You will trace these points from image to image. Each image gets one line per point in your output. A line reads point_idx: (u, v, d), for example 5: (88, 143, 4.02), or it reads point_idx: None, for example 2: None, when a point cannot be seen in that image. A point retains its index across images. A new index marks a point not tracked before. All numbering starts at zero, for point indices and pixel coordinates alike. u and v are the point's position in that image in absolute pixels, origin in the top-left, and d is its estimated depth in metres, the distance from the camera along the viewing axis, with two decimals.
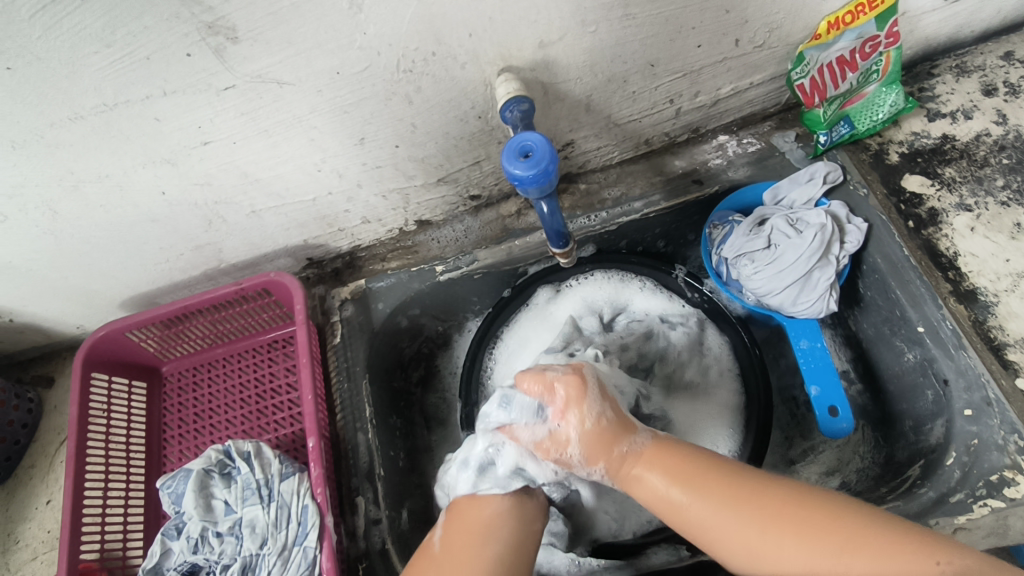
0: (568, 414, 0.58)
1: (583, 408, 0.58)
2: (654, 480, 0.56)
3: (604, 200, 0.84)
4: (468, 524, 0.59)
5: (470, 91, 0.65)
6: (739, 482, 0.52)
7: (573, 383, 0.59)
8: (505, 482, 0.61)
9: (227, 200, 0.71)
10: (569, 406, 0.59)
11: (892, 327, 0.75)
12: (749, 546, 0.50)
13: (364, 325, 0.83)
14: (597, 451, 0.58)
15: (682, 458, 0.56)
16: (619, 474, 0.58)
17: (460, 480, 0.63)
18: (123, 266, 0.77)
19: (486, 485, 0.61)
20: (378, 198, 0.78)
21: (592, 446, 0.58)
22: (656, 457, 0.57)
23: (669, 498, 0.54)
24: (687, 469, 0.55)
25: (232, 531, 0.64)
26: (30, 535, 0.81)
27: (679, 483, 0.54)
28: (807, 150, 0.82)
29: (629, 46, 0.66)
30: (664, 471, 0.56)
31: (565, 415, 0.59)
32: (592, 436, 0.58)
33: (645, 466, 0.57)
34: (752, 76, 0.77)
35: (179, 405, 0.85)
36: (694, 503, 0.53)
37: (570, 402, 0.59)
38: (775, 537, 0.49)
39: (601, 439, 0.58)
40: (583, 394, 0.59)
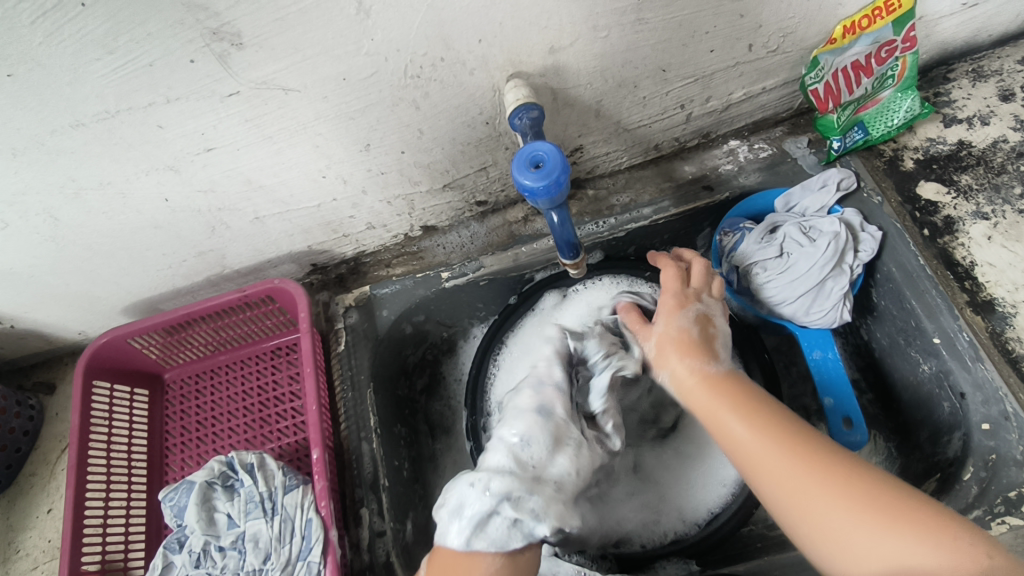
0: (662, 336, 0.66)
1: (667, 325, 0.66)
2: (730, 425, 0.57)
3: (612, 206, 0.83)
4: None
5: (479, 97, 0.64)
6: (797, 437, 0.54)
7: (675, 313, 0.66)
8: (502, 540, 0.54)
9: (231, 206, 0.70)
10: (663, 316, 0.67)
11: (907, 337, 0.73)
12: (790, 493, 0.52)
13: (368, 333, 0.82)
14: (692, 395, 0.62)
15: (750, 399, 0.59)
16: (686, 395, 0.62)
17: (450, 531, 0.55)
18: (126, 272, 0.76)
19: (475, 539, 0.54)
20: (383, 204, 0.77)
21: (681, 377, 0.63)
22: (732, 400, 0.59)
23: (731, 431, 0.57)
24: (746, 402, 0.58)
25: (235, 545, 0.63)
26: (31, 544, 0.80)
27: (741, 419, 0.57)
28: (820, 156, 0.81)
29: (641, 51, 0.65)
30: (716, 395, 0.60)
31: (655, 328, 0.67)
32: (676, 356, 0.64)
33: (724, 406, 0.59)
34: (765, 81, 0.76)
35: (181, 412, 0.84)
36: (756, 441, 0.55)
37: (662, 320, 0.67)
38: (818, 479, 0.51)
39: (681, 353, 0.64)
40: (677, 306, 0.67)
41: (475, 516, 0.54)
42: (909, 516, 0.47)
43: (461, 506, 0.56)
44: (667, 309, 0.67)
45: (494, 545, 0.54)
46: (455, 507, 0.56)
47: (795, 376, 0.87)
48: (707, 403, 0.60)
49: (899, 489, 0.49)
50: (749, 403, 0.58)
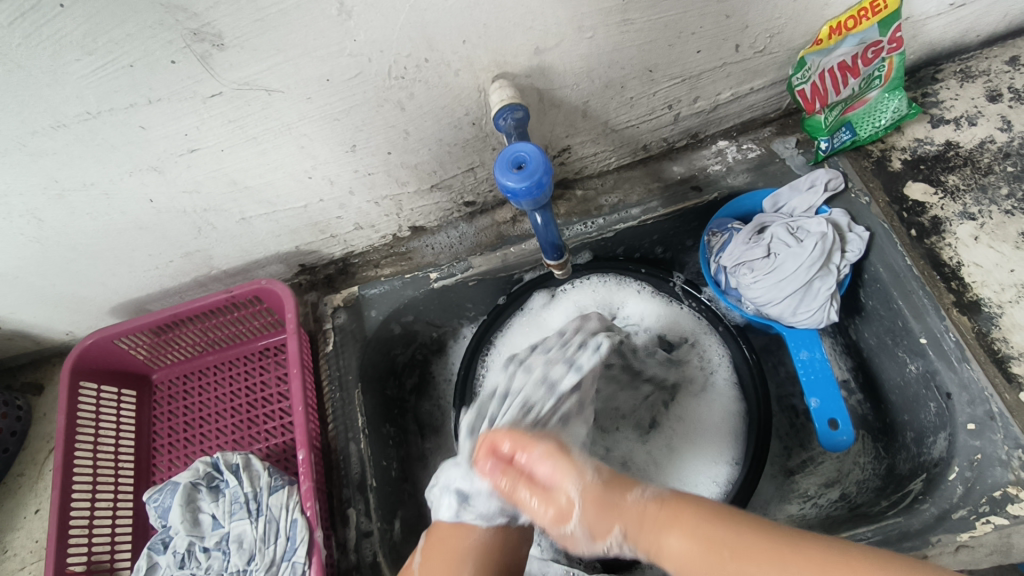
0: (559, 471, 0.47)
1: (568, 466, 0.47)
2: (672, 545, 0.43)
3: (601, 207, 0.82)
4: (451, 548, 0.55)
5: (464, 98, 0.64)
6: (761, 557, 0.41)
7: (552, 447, 0.48)
8: (490, 513, 0.55)
9: (217, 207, 0.70)
10: (549, 467, 0.47)
11: (894, 337, 0.73)
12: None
13: (356, 333, 0.82)
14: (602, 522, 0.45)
15: (689, 512, 0.45)
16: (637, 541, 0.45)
17: (444, 505, 0.57)
18: (112, 273, 0.76)
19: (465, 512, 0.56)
20: (370, 204, 0.77)
21: (599, 501, 0.45)
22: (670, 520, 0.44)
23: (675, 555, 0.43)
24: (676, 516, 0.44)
25: (219, 546, 0.63)
26: (18, 544, 0.80)
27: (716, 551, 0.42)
28: (808, 157, 0.81)
29: (627, 52, 0.65)
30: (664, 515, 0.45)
31: (565, 484, 0.46)
32: (600, 499, 0.45)
33: (667, 525, 0.44)
34: (752, 81, 0.76)
35: (169, 413, 0.84)
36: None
37: (556, 466, 0.47)
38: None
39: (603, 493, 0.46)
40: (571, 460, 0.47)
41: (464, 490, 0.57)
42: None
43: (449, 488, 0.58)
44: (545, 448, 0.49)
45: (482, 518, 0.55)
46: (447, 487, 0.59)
47: (783, 376, 0.87)
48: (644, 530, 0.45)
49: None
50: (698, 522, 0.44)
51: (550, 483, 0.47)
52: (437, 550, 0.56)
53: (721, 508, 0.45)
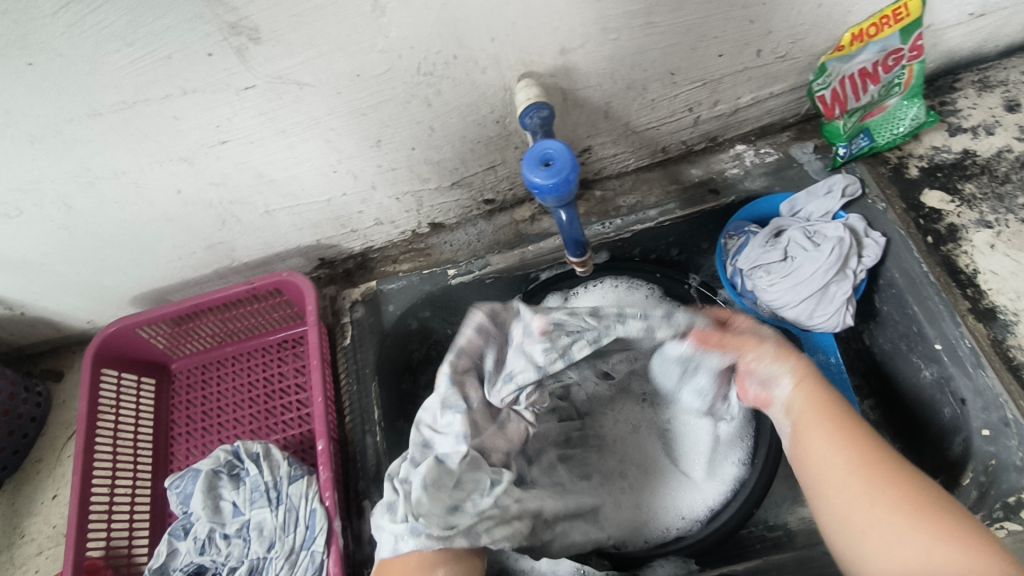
0: (761, 355, 0.62)
1: (790, 361, 0.61)
2: (813, 433, 0.57)
3: (619, 207, 0.83)
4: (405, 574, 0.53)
5: (490, 96, 0.65)
6: (868, 445, 0.55)
7: (760, 351, 0.62)
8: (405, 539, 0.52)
9: (242, 199, 0.71)
10: (772, 359, 0.61)
11: (908, 343, 0.74)
12: (847, 497, 0.52)
13: (374, 327, 0.83)
14: (794, 400, 0.60)
15: (835, 401, 0.59)
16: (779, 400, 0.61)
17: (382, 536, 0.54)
18: (136, 262, 0.77)
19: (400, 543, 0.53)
20: (392, 200, 0.78)
21: (806, 407, 0.59)
22: (819, 406, 0.58)
23: (817, 446, 0.56)
24: (836, 410, 0.58)
25: (239, 533, 0.64)
26: (36, 529, 0.81)
27: (824, 420, 0.57)
28: (826, 162, 0.82)
29: (650, 54, 0.66)
30: (813, 403, 0.59)
31: (762, 364, 0.62)
32: (801, 402, 0.59)
33: (807, 407, 0.59)
34: (773, 86, 0.76)
35: (187, 402, 0.85)
36: (824, 440, 0.56)
37: (776, 363, 0.61)
38: (866, 485, 0.52)
39: (804, 385, 0.60)
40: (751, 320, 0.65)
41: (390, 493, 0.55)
42: (931, 517, 0.49)
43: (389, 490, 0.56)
44: (712, 342, 0.63)
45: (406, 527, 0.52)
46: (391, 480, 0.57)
47: None
48: (801, 411, 0.59)
49: (930, 488, 0.51)
50: (829, 398, 0.59)
51: (752, 365, 0.62)
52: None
53: (842, 395, 0.60)
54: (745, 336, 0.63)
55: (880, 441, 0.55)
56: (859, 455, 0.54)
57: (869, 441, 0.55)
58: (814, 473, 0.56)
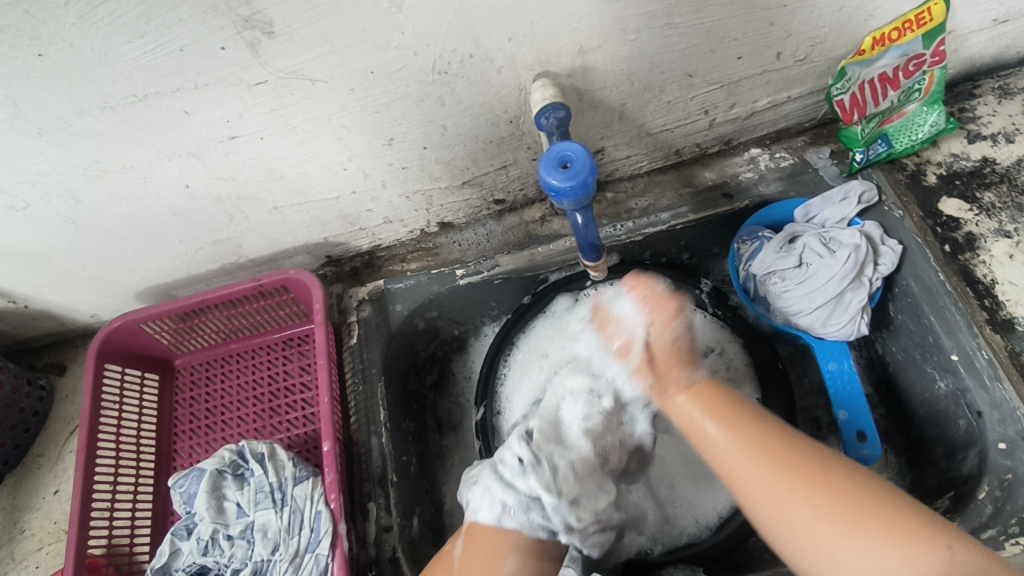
0: (660, 321, 0.62)
1: (665, 329, 0.62)
2: (708, 429, 0.58)
3: (631, 210, 0.82)
4: (487, 552, 0.60)
5: (504, 95, 0.64)
6: (780, 443, 0.55)
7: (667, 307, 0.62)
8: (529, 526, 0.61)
9: (251, 196, 0.70)
10: (658, 324, 0.62)
11: (923, 353, 0.73)
12: (770, 496, 0.53)
13: (381, 327, 0.82)
14: (681, 411, 0.61)
15: (727, 401, 0.60)
16: (677, 415, 0.61)
17: (483, 508, 0.62)
18: (141, 257, 0.76)
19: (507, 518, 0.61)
20: (401, 198, 0.77)
21: (668, 388, 0.62)
22: (710, 408, 0.59)
23: (708, 434, 0.58)
24: (728, 410, 0.59)
25: (243, 535, 0.63)
26: (37, 525, 0.80)
27: (714, 417, 0.59)
28: (842, 167, 0.80)
29: (669, 56, 0.65)
30: (703, 404, 0.60)
31: (647, 326, 0.62)
32: (656, 357, 0.62)
33: (705, 410, 0.59)
34: (790, 90, 0.75)
35: (191, 399, 0.84)
36: (730, 444, 0.57)
37: (660, 322, 0.62)
38: (781, 482, 0.52)
39: (669, 381, 0.62)
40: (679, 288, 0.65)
41: (513, 498, 0.62)
42: (866, 512, 0.49)
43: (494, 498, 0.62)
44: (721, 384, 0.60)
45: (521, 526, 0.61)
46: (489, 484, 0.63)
47: (807, 388, 0.86)
48: (687, 415, 0.60)
49: (844, 466, 0.53)
50: (717, 400, 0.60)
51: (649, 324, 0.62)
52: (479, 545, 0.61)
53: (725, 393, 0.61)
54: (659, 299, 0.63)
55: (793, 439, 0.56)
56: (784, 452, 0.54)
57: (784, 441, 0.55)
58: (754, 496, 0.54)
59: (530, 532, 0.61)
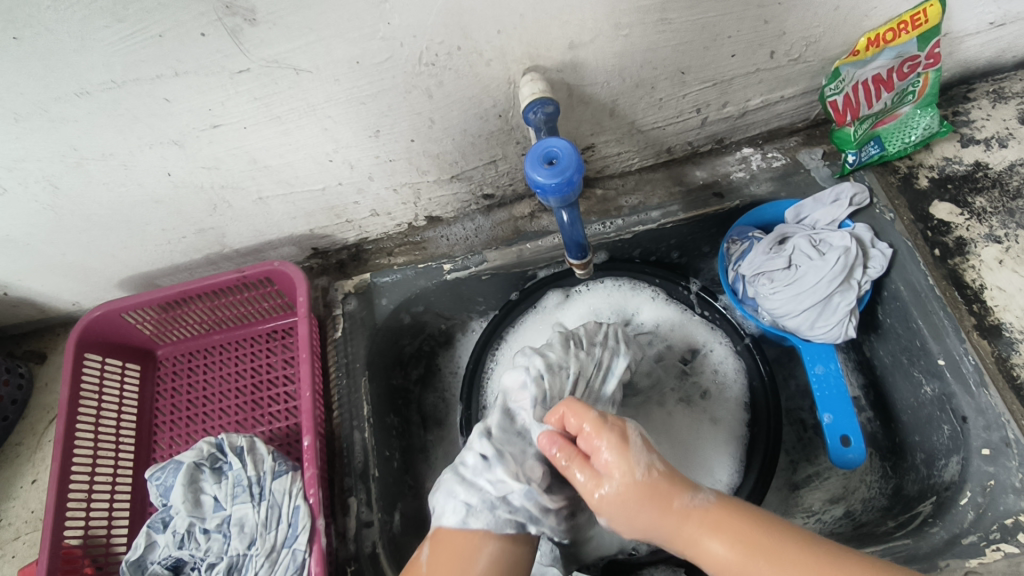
0: (611, 460, 0.53)
1: (626, 460, 0.52)
2: (709, 545, 0.48)
3: (621, 207, 0.81)
4: (460, 551, 0.57)
5: (493, 89, 0.63)
6: (761, 535, 0.47)
7: (614, 434, 0.53)
8: (502, 524, 0.59)
9: (234, 185, 0.69)
10: (612, 463, 0.52)
11: (910, 357, 0.73)
12: None
13: (366, 321, 0.81)
14: (636, 516, 0.51)
15: (670, 485, 0.51)
16: (672, 539, 0.50)
17: (449, 511, 0.60)
18: (123, 245, 0.75)
19: (472, 519, 0.59)
20: (389, 191, 0.76)
21: (645, 519, 0.51)
22: (652, 502, 0.51)
23: (711, 553, 0.48)
24: (655, 494, 0.51)
25: (220, 528, 0.61)
26: (14, 514, 0.79)
27: (711, 531, 0.49)
28: (834, 169, 0.80)
29: (661, 52, 0.64)
30: (658, 503, 0.51)
31: (608, 472, 0.52)
32: (632, 501, 0.51)
33: (701, 528, 0.49)
34: (784, 89, 0.74)
35: (173, 390, 0.83)
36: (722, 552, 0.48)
37: (616, 457, 0.52)
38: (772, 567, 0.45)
39: (653, 495, 0.51)
40: (582, 411, 0.57)
41: (478, 497, 0.60)
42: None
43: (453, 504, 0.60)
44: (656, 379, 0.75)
45: (489, 525, 0.58)
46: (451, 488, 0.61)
47: (793, 390, 0.86)
48: (675, 529, 0.50)
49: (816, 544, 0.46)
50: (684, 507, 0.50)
51: (606, 471, 0.53)
52: (446, 550, 0.58)
53: (668, 467, 0.52)
54: (613, 441, 0.53)
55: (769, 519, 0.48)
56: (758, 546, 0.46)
57: (759, 529, 0.47)
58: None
59: (500, 528, 0.59)
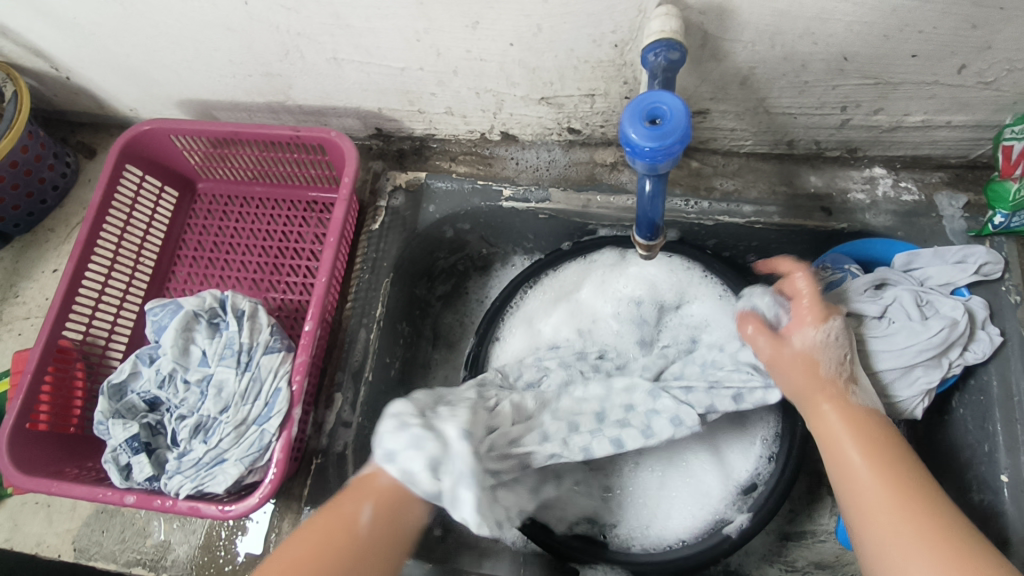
0: (807, 320, 0.58)
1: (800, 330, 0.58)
2: (846, 448, 0.53)
3: (712, 189, 0.72)
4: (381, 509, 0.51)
5: (619, 12, 0.53)
6: (917, 491, 0.49)
7: (819, 320, 0.57)
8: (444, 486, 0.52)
9: (311, 36, 0.62)
10: (808, 330, 0.58)
11: (968, 458, 0.64)
12: (852, 491, 0.51)
13: (407, 221, 0.76)
14: (821, 409, 0.56)
15: (862, 416, 0.55)
16: (810, 410, 0.57)
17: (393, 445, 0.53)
18: (188, 65, 0.70)
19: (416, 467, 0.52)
20: (470, 92, 0.68)
21: (812, 399, 0.56)
22: (847, 421, 0.54)
23: (846, 458, 0.52)
24: (870, 434, 0.53)
25: (200, 384, 0.61)
26: (30, 295, 0.80)
27: (850, 429, 0.54)
28: (970, 226, 0.68)
29: (830, 26, 0.52)
30: (845, 424, 0.54)
31: (798, 328, 0.58)
32: (800, 366, 0.57)
33: (845, 432, 0.54)
34: (954, 114, 0.62)
35: (202, 227, 0.81)
36: (832, 424, 0.55)
37: (812, 330, 0.57)
38: (902, 521, 0.47)
39: (856, 424, 0.54)
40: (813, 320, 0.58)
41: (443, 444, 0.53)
42: (937, 534, 0.45)
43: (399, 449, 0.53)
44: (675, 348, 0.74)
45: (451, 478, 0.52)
46: (398, 425, 0.54)
47: None
48: (813, 404, 0.56)
49: (967, 536, 0.45)
50: (870, 433, 0.54)
51: (790, 329, 0.58)
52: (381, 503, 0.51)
53: (891, 429, 0.54)
54: (809, 311, 0.58)
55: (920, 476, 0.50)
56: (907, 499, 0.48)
57: (907, 476, 0.50)
58: (844, 486, 0.51)
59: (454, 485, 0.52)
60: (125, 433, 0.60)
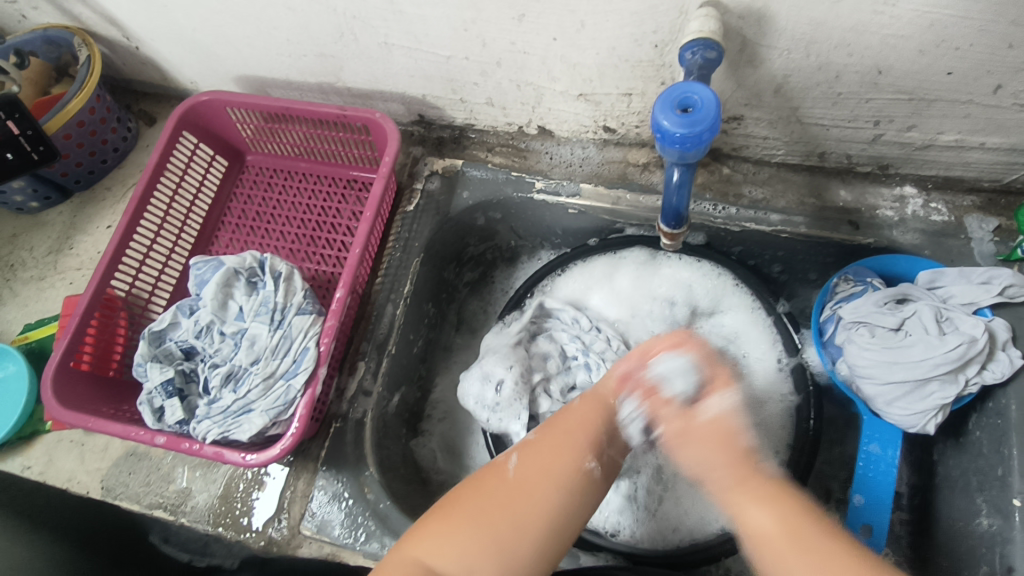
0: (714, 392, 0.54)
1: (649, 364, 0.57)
2: (753, 512, 0.47)
3: (741, 196, 0.73)
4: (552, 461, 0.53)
5: (660, 12, 0.56)
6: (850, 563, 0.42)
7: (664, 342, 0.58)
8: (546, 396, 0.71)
9: (365, 20, 0.66)
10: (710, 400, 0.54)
11: (981, 481, 0.64)
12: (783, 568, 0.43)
13: (441, 205, 0.79)
14: (730, 478, 0.49)
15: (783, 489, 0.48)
16: (716, 485, 0.50)
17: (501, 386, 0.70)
18: (248, 42, 0.75)
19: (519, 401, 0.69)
20: (511, 84, 0.71)
21: (725, 471, 0.50)
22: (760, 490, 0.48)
23: (762, 532, 0.45)
24: (789, 503, 0.47)
25: (234, 337, 0.64)
26: (83, 247, 0.85)
27: (761, 497, 0.47)
28: (1000, 250, 0.67)
29: (865, 38, 0.54)
30: (763, 494, 0.47)
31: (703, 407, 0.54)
32: (703, 439, 0.52)
33: (753, 492, 0.48)
34: (987, 136, 0.62)
35: (247, 197, 0.86)
36: (739, 502, 0.48)
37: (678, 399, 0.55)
38: None
39: (745, 484, 0.48)
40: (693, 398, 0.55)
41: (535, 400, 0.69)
42: None
43: (487, 373, 0.71)
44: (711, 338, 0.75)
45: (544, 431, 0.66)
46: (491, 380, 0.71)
47: (834, 456, 0.76)
48: (711, 466, 0.51)
49: None
50: (787, 502, 0.47)
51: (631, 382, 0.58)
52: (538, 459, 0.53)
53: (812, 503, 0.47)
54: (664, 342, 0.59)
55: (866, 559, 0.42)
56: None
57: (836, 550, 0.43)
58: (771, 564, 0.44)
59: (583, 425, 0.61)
60: (160, 376, 0.63)
